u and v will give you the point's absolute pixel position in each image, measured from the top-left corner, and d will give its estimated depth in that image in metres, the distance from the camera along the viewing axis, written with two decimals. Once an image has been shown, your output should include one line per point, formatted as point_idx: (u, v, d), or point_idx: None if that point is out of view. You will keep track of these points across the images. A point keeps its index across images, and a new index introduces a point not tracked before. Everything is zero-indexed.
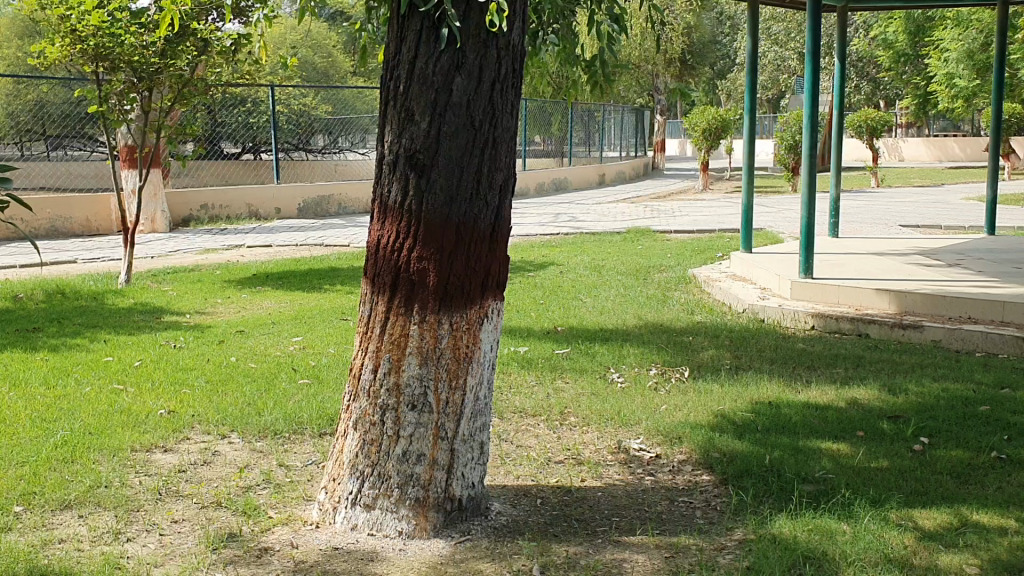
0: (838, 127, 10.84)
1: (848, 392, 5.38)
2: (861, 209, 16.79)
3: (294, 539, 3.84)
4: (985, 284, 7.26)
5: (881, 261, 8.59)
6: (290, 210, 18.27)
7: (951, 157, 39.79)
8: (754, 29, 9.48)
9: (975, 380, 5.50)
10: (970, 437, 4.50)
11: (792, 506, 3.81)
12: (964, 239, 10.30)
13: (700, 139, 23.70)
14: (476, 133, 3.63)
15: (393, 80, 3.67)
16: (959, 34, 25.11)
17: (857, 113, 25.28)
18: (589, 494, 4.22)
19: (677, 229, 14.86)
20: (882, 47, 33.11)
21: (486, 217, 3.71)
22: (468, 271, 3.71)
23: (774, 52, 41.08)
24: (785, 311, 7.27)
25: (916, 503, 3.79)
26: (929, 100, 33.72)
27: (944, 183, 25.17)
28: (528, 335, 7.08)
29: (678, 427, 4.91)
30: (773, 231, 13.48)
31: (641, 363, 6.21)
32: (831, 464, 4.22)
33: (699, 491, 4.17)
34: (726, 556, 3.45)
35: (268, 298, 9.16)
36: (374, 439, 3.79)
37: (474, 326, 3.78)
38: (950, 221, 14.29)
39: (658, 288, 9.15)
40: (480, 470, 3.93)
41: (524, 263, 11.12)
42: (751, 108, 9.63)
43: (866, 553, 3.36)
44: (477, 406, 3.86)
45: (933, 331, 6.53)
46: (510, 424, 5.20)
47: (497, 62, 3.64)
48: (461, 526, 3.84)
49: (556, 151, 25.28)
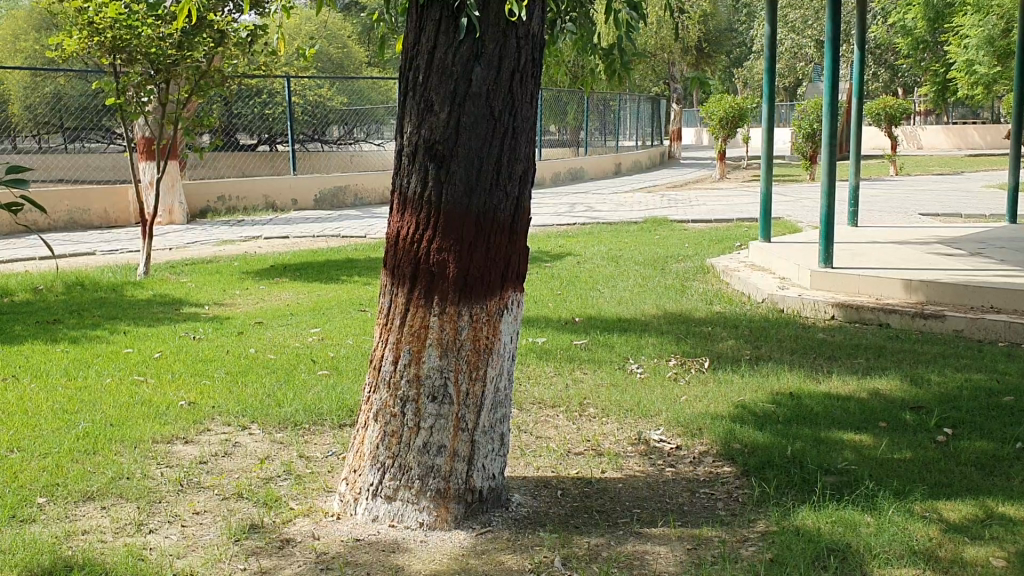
0: (855, 116, 10.69)
1: (869, 382, 5.34)
2: (880, 197, 16.63)
3: (315, 531, 3.85)
4: (1007, 273, 7.17)
5: (903, 250, 8.51)
6: (306, 202, 18.28)
7: (971, 145, 39.50)
8: (773, 16, 9.31)
9: (999, 370, 5.42)
10: (994, 428, 4.44)
11: (815, 498, 3.77)
12: (985, 227, 10.12)
13: (717, 128, 23.56)
14: (496, 123, 3.64)
15: (412, 71, 3.68)
16: (979, 20, 24.72)
17: (875, 100, 24.94)
18: (610, 485, 4.21)
19: (694, 219, 14.79)
20: (901, 33, 32.90)
21: (506, 207, 3.70)
22: (488, 262, 3.70)
23: (791, 40, 40.94)
24: (805, 300, 7.23)
25: (940, 494, 3.73)
26: (947, 87, 33.40)
27: (964, 172, 24.87)
28: (546, 326, 7.08)
29: (698, 419, 4.89)
30: (790, 220, 13.38)
31: (660, 354, 6.19)
32: (854, 456, 4.19)
33: (720, 482, 4.15)
34: (749, 548, 3.42)
35: (287, 290, 9.15)
36: (394, 431, 3.79)
37: (495, 317, 3.77)
38: (971, 210, 14.15)
39: (675, 278, 9.09)
40: (500, 462, 3.92)
41: (542, 253, 11.10)
42: (771, 95, 9.47)
43: (891, 545, 3.30)
44: (497, 398, 3.85)
45: (955, 321, 6.45)
46: (530, 416, 5.19)
47: (517, 51, 3.64)
48: (482, 517, 3.84)
49: (572, 141, 25.26)
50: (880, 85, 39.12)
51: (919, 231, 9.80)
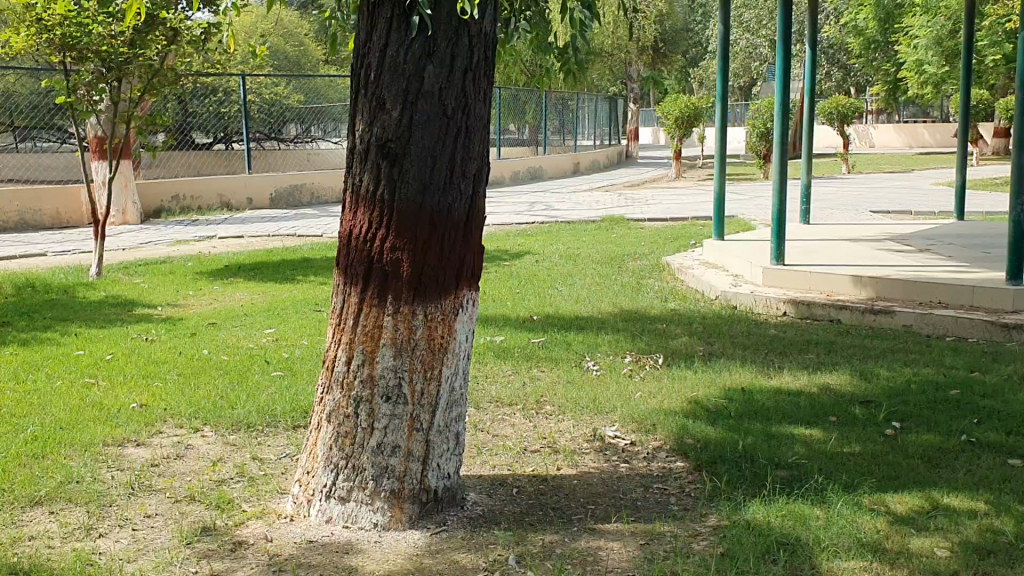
0: (807, 115, 10.84)
1: (819, 377, 5.42)
2: (832, 195, 16.88)
3: (268, 533, 3.82)
4: (955, 269, 7.30)
5: (853, 247, 8.64)
6: (262, 201, 18.12)
7: (921, 143, 40.20)
8: (725, 16, 9.41)
9: (946, 364, 5.52)
10: (940, 421, 4.52)
11: (766, 492, 3.81)
12: (934, 224, 10.31)
13: (673, 128, 23.75)
14: (449, 121, 3.64)
15: (364, 69, 3.66)
16: (928, 21, 25.42)
17: (827, 99, 25.30)
18: (565, 482, 4.22)
19: (651, 217, 14.89)
20: (853, 33, 33.25)
21: (460, 206, 3.71)
22: (442, 260, 3.70)
23: (745, 40, 41.37)
24: (758, 297, 7.33)
25: (888, 487, 3.79)
26: (897, 86, 33.97)
27: (914, 170, 25.32)
28: (504, 324, 7.09)
29: (652, 414, 4.93)
30: (745, 218, 13.52)
31: (616, 351, 6.24)
32: (804, 450, 4.24)
33: (673, 477, 4.19)
34: (701, 543, 3.45)
35: (242, 290, 9.07)
36: (348, 432, 3.77)
37: (450, 315, 3.76)
38: (920, 206, 14.40)
39: (632, 276, 9.15)
40: (456, 461, 3.91)
41: (500, 252, 11.11)
42: (723, 95, 9.58)
43: (840, 538, 3.34)
44: (452, 397, 3.84)
45: (904, 316, 6.55)
46: (487, 414, 5.19)
47: (469, 50, 3.64)
48: (438, 517, 3.83)
49: (531, 140, 25.31)
50: (833, 84, 39.51)
51: (870, 228, 9.96)
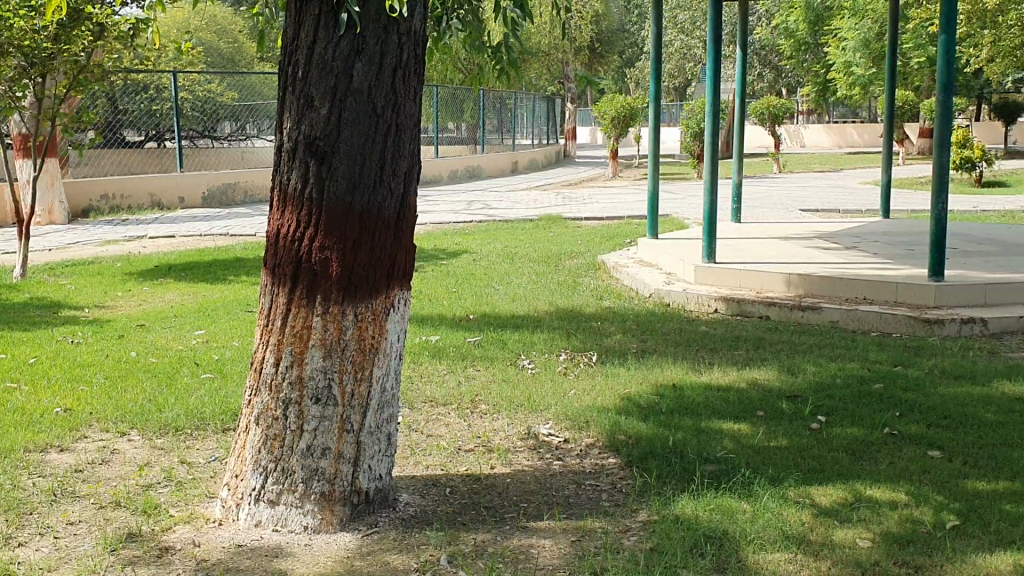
0: (739, 116, 11.01)
1: (748, 373, 5.51)
2: (764, 194, 17.17)
3: (196, 538, 3.75)
4: (880, 266, 7.48)
5: (783, 245, 8.80)
6: (194, 199, 17.80)
7: (850, 143, 41.13)
8: (658, 17, 9.51)
9: (870, 359, 5.65)
10: (863, 414, 4.63)
11: (695, 487, 3.86)
12: (861, 222, 10.55)
13: (610, 128, 23.94)
14: (378, 119, 3.60)
15: (292, 66, 3.62)
16: (855, 24, 26.23)
17: (759, 100, 25.75)
18: (498, 481, 4.22)
19: (587, 216, 14.98)
20: (784, 35, 33.92)
21: (390, 205, 3.68)
22: (373, 259, 3.67)
23: (680, 41, 41.89)
24: (690, 295, 7.42)
25: (813, 479, 3.86)
26: (827, 87, 34.75)
27: (843, 169, 25.90)
28: (439, 324, 7.06)
29: (586, 412, 4.96)
30: (680, 217, 13.68)
31: (551, 349, 6.26)
32: (732, 445, 4.31)
33: (605, 474, 4.21)
34: (630, 538, 3.48)
35: (172, 291, 8.89)
36: (277, 434, 3.72)
37: (381, 315, 3.73)
38: (848, 205, 14.73)
39: (568, 274, 9.20)
40: (388, 462, 3.89)
41: (437, 251, 11.07)
42: (657, 96, 9.68)
43: (766, 531, 3.39)
44: (384, 397, 3.81)
45: (830, 312, 6.69)
46: (420, 414, 5.17)
47: (399, 48, 3.62)
48: (369, 519, 3.80)
49: (469, 139, 25.28)
50: (765, 85, 40.04)
51: (800, 227, 10.16)
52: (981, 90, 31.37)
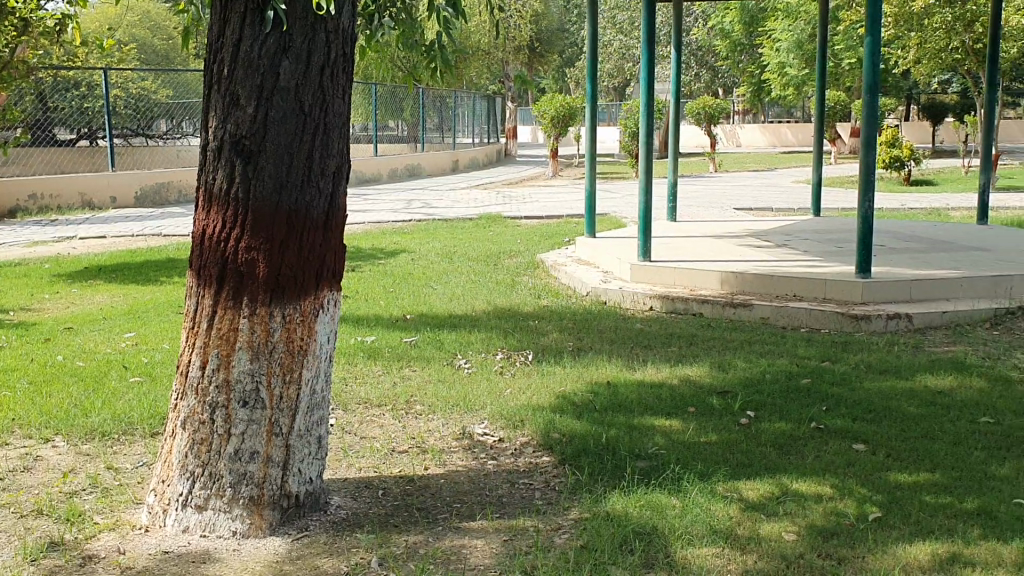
0: (674, 116, 11.12)
1: (681, 370, 5.58)
2: (700, 193, 17.40)
3: (121, 545, 3.67)
4: (810, 264, 7.62)
5: (718, 243, 8.92)
6: (126, 199, 17.42)
7: (785, 143, 41.85)
8: (594, 16, 9.57)
9: (799, 354, 5.75)
10: (791, 409, 4.71)
11: (625, 483, 3.89)
12: (793, 220, 10.74)
13: (549, 127, 24.01)
14: (306, 118, 3.56)
15: (217, 64, 3.56)
16: (789, 25, 26.70)
17: (696, 100, 26.07)
18: (431, 482, 4.20)
19: (527, 215, 15.00)
20: (720, 36, 34.40)
21: (319, 205, 3.64)
22: (301, 260, 3.62)
23: (619, 41, 42.23)
24: (625, 293, 7.48)
25: (741, 474, 3.92)
26: (762, 88, 35.29)
27: (777, 168, 26.34)
28: (375, 324, 7.01)
29: (520, 411, 4.97)
30: (618, 217, 13.78)
31: (487, 348, 6.26)
32: (664, 441, 4.35)
33: (539, 473, 4.22)
34: (562, 536, 3.49)
35: (101, 293, 8.68)
36: (205, 439, 3.66)
37: (309, 317, 3.69)
38: (781, 204, 14.99)
39: (506, 274, 9.20)
40: (318, 465, 3.85)
41: (375, 251, 10.99)
42: (593, 95, 9.74)
43: (694, 526, 3.44)
44: (314, 400, 3.77)
45: (761, 309, 6.80)
46: (354, 416, 5.12)
47: (327, 46, 3.58)
48: (299, 523, 3.75)
49: (409, 138, 25.14)
50: (702, 85, 40.62)
51: (734, 225, 10.30)
52: (910, 91, 32.13)
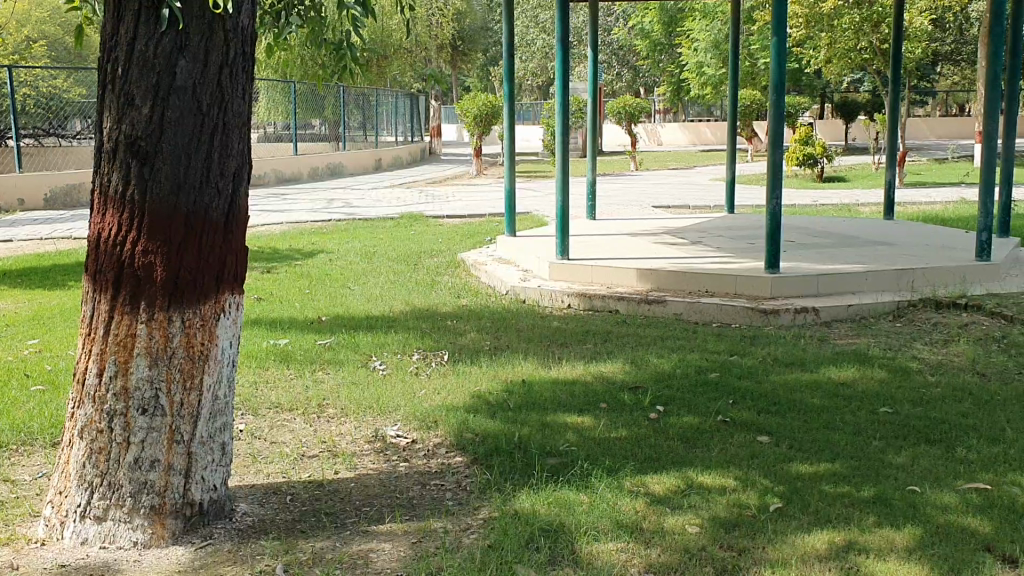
0: (592, 115, 11.21)
1: (595, 366, 5.63)
2: (620, 192, 17.57)
3: (15, 560, 3.54)
4: (723, 260, 7.76)
5: (635, 241, 9.02)
6: (35, 201, 16.87)
7: (704, 141, 42.54)
8: (510, 15, 9.58)
9: (710, 349, 5.85)
10: (700, 403, 4.79)
11: (535, 481, 3.91)
12: (707, 218, 10.92)
13: (472, 126, 23.99)
14: (203, 118, 3.49)
15: (110, 63, 3.46)
16: (706, 26, 27.20)
17: (616, 100, 26.35)
18: (341, 486, 4.16)
19: (448, 214, 14.97)
20: (641, 35, 34.84)
21: (218, 206, 3.56)
22: (200, 264, 3.55)
23: (542, 40, 42.46)
24: (544, 291, 7.52)
25: (648, 469, 3.97)
26: (681, 87, 35.82)
27: (696, 167, 26.76)
28: (290, 327, 6.91)
29: (434, 411, 4.95)
30: (539, 215, 13.83)
31: (403, 349, 6.23)
32: (575, 438, 4.39)
33: (450, 473, 4.21)
34: (470, 536, 3.49)
35: (5, 298, 8.39)
36: (102, 448, 3.56)
37: (210, 321, 3.62)
38: (697, 202, 15.24)
39: (426, 273, 9.17)
40: (222, 472, 3.77)
41: (293, 251, 10.84)
42: (511, 94, 9.76)
43: (600, 521, 3.47)
44: (216, 406, 3.70)
45: (674, 305, 6.91)
46: (265, 421, 5.04)
47: (225, 45, 3.51)
48: (203, 531, 3.67)
49: (331, 136, 24.85)
50: (624, 84, 41.05)
51: (651, 223, 10.44)
52: (824, 90, 33.00)
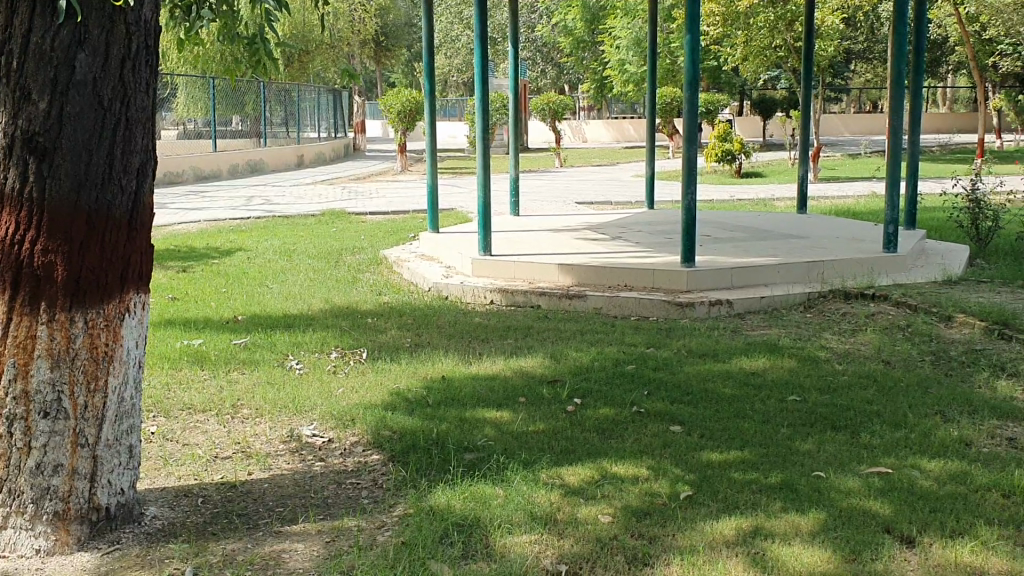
0: (514, 112, 11.24)
1: (515, 361, 5.65)
2: (543, 188, 17.65)
3: None
4: (642, 254, 7.87)
5: (556, 236, 9.08)
6: None
7: (628, 138, 43.01)
8: (430, 11, 9.54)
9: (627, 342, 5.93)
10: (616, 394, 4.86)
11: (451, 476, 3.92)
12: (628, 213, 11.04)
13: (396, 122, 23.84)
14: (105, 113, 3.40)
15: (3, 55, 3.32)
16: (627, 24, 27.52)
17: (540, 96, 26.46)
18: (254, 487, 4.10)
19: (371, 211, 14.85)
20: (564, 33, 35.07)
21: (121, 204, 3.48)
22: (103, 263, 3.46)
23: (466, 36, 42.43)
24: (466, 287, 7.52)
25: (564, 461, 4.00)
26: (604, 84, 36.13)
27: (619, 163, 27.04)
28: (205, 327, 6.78)
29: (352, 410, 4.91)
30: (462, 212, 13.81)
31: (321, 348, 6.16)
32: (492, 433, 4.40)
33: (366, 471, 4.19)
34: (384, 534, 3.47)
35: None
36: (2, 453, 3.44)
37: (114, 321, 3.54)
38: (619, 198, 15.39)
39: (346, 271, 9.08)
40: (129, 475, 3.69)
41: (210, 250, 10.63)
42: (432, 91, 9.72)
43: (514, 514, 3.49)
44: (122, 408, 3.62)
45: (595, 299, 6.97)
46: (177, 423, 4.94)
47: (126, 39, 3.43)
48: (110, 536, 3.59)
49: (252, 132, 24.44)
50: (548, 81, 41.24)
51: (573, 219, 10.52)
52: (742, 87, 33.64)
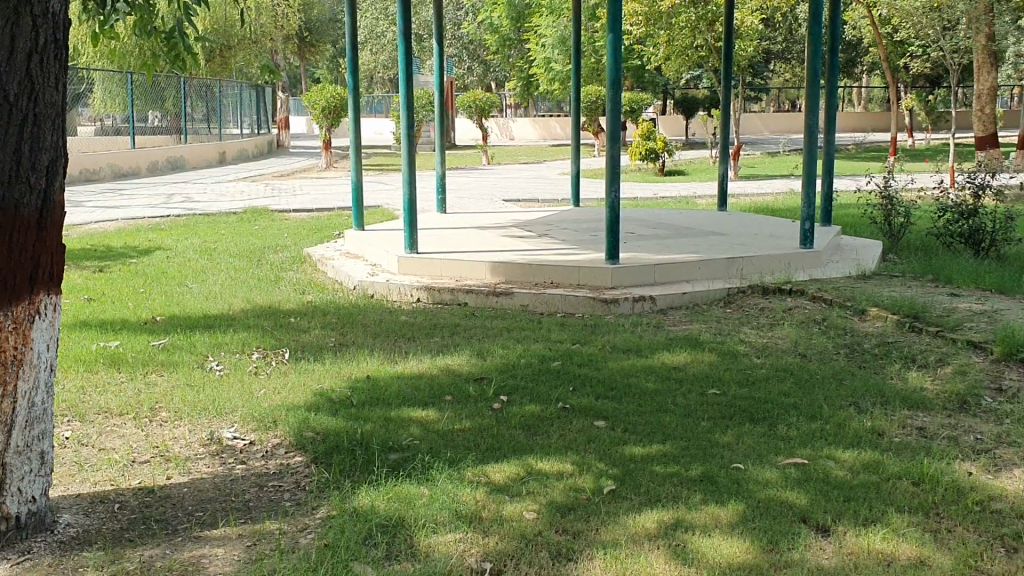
0: (440, 109, 11.18)
1: (440, 360, 5.64)
2: (470, 185, 17.62)
3: None
4: (568, 252, 7.93)
5: (483, 234, 9.08)
6: None
7: (554, 136, 43.21)
8: (354, 7, 9.43)
9: (553, 338, 5.96)
10: (541, 391, 4.88)
11: (375, 477, 3.89)
12: (554, 210, 11.09)
13: (320, 118, 23.53)
14: (11, 108, 3.28)
15: None
16: (553, 22, 27.64)
17: (466, 94, 26.40)
18: (173, 492, 4.01)
19: (295, 209, 14.63)
20: (489, 30, 35.06)
21: (30, 203, 3.36)
22: (11, 262, 3.34)
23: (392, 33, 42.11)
24: (392, 286, 7.48)
25: (489, 459, 4.01)
26: (530, 82, 36.23)
27: (545, 161, 27.15)
28: (122, 328, 6.61)
29: (275, 411, 4.83)
30: (388, 209, 13.70)
31: (242, 349, 6.05)
32: (418, 432, 4.38)
33: (289, 473, 4.13)
34: (307, 536, 3.43)
35: None
36: None
37: (23, 324, 3.43)
38: (545, 195, 15.45)
39: (269, 270, 8.94)
40: (41, 482, 3.57)
41: (127, 249, 10.36)
42: (356, 87, 9.61)
43: (439, 513, 3.48)
44: (33, 413, 3.51)
45: (521, 297, 6.99)
46: (92, 427, 4.81)
47: (33, 32, 3.31)
48: (20, 546, 3.47)
49: (172, 128, 23.89)
50: (475, 78, 41.17)
51: (499, 216, 10.53)
52: (666, 86, 34.06)
